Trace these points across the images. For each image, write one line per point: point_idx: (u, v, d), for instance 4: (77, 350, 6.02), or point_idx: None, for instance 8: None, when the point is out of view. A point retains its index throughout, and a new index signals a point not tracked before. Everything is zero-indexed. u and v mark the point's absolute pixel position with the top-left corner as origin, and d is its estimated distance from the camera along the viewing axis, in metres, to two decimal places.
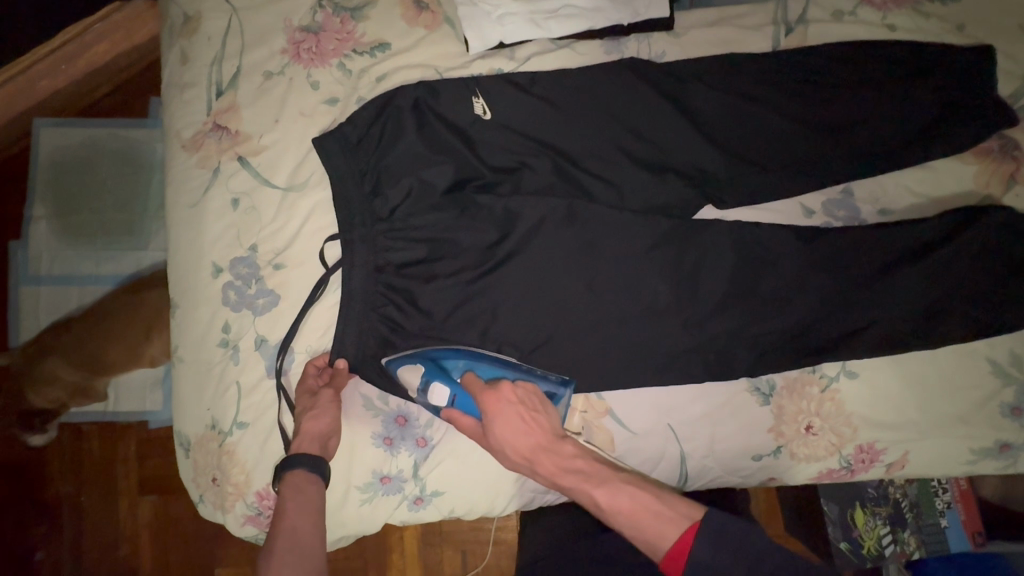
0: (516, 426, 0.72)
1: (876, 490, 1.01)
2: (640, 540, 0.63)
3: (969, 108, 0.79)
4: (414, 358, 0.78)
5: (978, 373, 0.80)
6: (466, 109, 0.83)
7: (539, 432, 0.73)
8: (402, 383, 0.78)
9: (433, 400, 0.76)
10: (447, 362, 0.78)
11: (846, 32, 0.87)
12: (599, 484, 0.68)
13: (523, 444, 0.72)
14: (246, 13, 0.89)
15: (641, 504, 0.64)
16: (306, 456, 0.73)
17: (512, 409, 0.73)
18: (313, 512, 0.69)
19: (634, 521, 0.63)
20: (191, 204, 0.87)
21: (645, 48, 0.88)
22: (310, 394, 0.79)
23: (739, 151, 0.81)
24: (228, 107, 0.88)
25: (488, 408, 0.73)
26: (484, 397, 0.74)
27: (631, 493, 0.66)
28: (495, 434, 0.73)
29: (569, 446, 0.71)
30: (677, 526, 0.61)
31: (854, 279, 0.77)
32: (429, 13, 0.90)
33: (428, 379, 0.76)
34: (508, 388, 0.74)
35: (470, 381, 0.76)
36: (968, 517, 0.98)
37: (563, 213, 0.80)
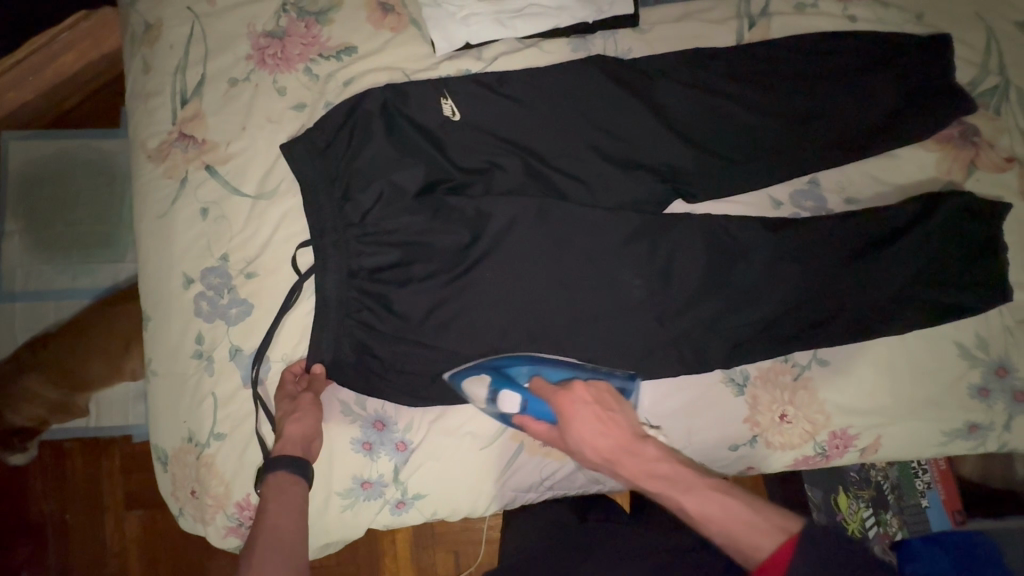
0: (593, 426, 0.72)
1: (859, 473, 1.05)
2: (727, 545, 0.61)
3: (929, 95, 0.81)
4: (477, 368, 0.80)
5: (947, 356, 0.81)
6: (434, 110, 0.83)
7: (617, 431, 0.72)
8: (466, 394, 0.81)
9: (505, 408, 0.79)
10: (512, 370, 0.80)
11: (809, 24, 0.88)
12: (683, 483, 0.66)
13: (601, 444, 0.71)
14: (209, 20, 0.88)
15: (731, 511, 0.62)
16: (284, 458, 0.71)
17: (587, 409, 0.73)
18: (294, 513, 0.67)
19: (723, 526, 0.61)
20: (160, 215, 0.85)
21: (611, 45, 0.88)
22: (287, 395, 0.78)
23: (708, 144, 0.82)
24: (193, 115, 0.87)
25: (564, 409, 0.73)
26: (556, 398, 0.74)
27: (720, 501, 0.63)
28: (572, 436, 0.73)
29: (649, 446, 0.70)
30: (773, 538, 0.58)
31: (823, 268, 0.78)
32: (395, 15, 0.89)
33: (497, 387, 0.79)
34: (580, 388, 0.74)
35: (538, 385, 0.77)
36: (948, 496, 1.00)
37: (534, 211, 0.80)
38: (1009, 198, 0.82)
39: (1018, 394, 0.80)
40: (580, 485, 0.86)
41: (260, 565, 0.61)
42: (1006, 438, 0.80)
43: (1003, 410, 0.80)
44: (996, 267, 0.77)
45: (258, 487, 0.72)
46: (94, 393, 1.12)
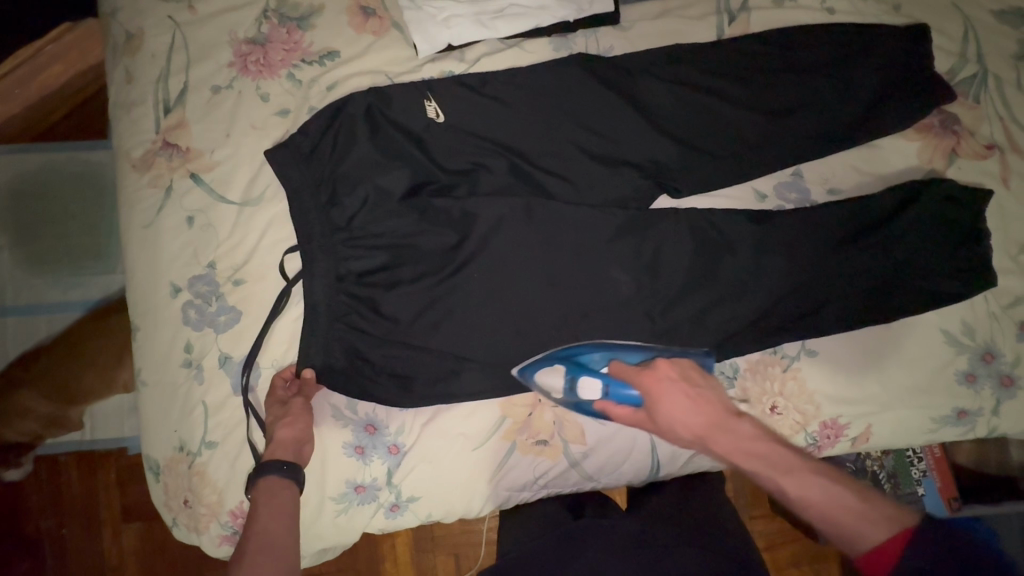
0: (684, 405, 0.69)
1: (855, 464, 1.06)
2: (832, 532, 0.60)
3: (910, 85, 0.81)
4: (551, 357, 0.77)
5: (934, 343, 0.81)
6: (418, 112, 0.83)
7: (708, 408, 0.69)
8: (540, 386, 0.78)
9: (584, 394, 0.74)
10: (586, 356, 0.77)
11: (788, 18, 0.88)
12: (786, 465, 0.64)
13: (694, 422, 0.68)
14: (190, 28, 0.88)
15: (837, 498, 0.61)
16: (275, 462, 0.71)
17: (675, 386, 0.70)
18: (286, 518, 0.67)
19: (830, 512, 0.61)
20: (145, 225, 0.85)
21: (593, 44, 0.88)
22: (277, 401, 0.79)
23: (692, 140, 0.82)
24: (177, 124, 0.87)
25: (652, 389, 0.70)
26: (643, 377, 0.71)
27: (824, 487, 0.62)
28: (662, 417, 0.70)
29: (746, 425, 0.68)
30: (886, 528, 0.58)
31: (809, 258, 0.78)
32: (376, 19, 0.89)
33: (574, 374, 0.75)
34: (665, 365, 0.72)
35: (618, 368, 0.74)
36: (944, 484, 0.99)
37: (520, 211, 0.81)
38: (991, 184, 0.82)
39: (1005, 378, 0.80)
40: (574, 482, 0.85)
41: (252, 570, 0.61)
42: (994, 423, 0.80)
43: (991, 395, 0.80)
44: (979, 253, 0.78)
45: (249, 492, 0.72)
46: (89, 405, 1.11)
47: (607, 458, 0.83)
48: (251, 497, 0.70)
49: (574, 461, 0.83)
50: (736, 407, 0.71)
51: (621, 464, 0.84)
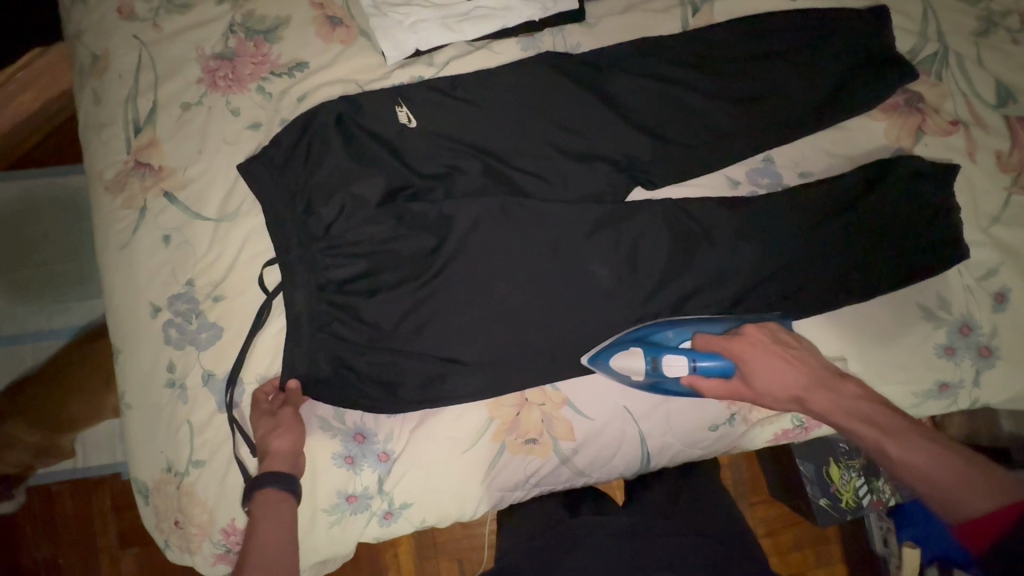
0: (777, 366, 0.76)
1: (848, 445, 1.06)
2: (935, 499, 0.63)
3: (873, 67, 0.83)
4: (624, 342, 0.79)
5: (912, 319, 0.80)
6: (390, 119, 0.83)
7: (805, 369, 0.76)
8: (613, 371, 0.80)
9: (671, 373, 0.78)
10: (663, 334, 0.80)
11: (752, 6, 0.89)
12: (889, 428, 0.69)
13: (792, 383, 0.75)
14: (156, 46, 0.88)
15: (939, 463, 0.64)
16: (271, 475, 0.70)
17: (767, 352, 0.76)
18: (284, 535, 0.66)
19: (934, 478, 0.63)
20: (122, 245, 0.85)
21: (560, 41, 0.88)
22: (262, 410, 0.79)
23: (663, 132, 0.83)
24: (148, 143, 0.86)
25: (746, 353, 0.76)
26: (734, 347, 0.77)
27: (930, 453, 0.65)
28: (758, 379, 0.76)
29: (847, 386, 0.74)
30: (996, 501, 0.59)
31: (784, 242, 0.79)
32: (344, 28, 0.89)
33: (656, 355, 0.78)
34: (754, 333, 0.77)
35: (705, 342, 0.79)
36: None
37: (497, 210, 0.82)
38: (958, 160, 0.82)
39: (983, 349, 0.80)
40: (566, 479, 0.85)
41: None
42: (975, 395, 0.80)
43: (971, 366, 0.80)
44: (947, 227, 0.79)
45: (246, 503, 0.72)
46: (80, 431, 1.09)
47: (598, 452, 0.83)
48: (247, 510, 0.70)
49: (564, 458, 0.83)
50: (836, 369, 0.77)
51: (612, 458, 0.84)
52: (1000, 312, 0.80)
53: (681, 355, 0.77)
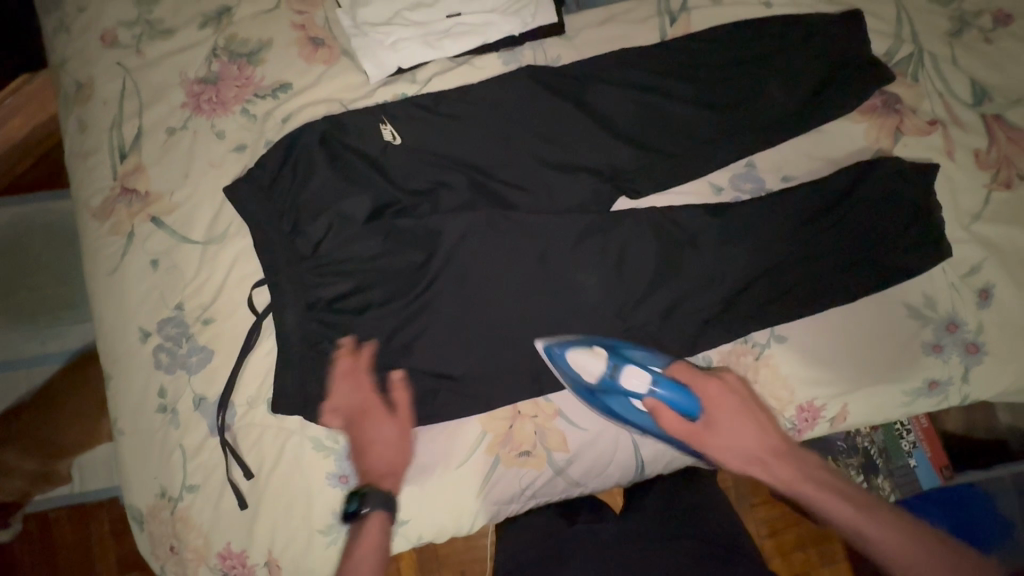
0: (745, 422, 0.78)
1: (846, 442, 1.08)
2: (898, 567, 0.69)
3: (850, 70, 0.83)
4: (591, 340, 0.79)
5: (898, 317, 0.81)
6: (375, 137, 0.84)
7: (770, 433, 0.78)
8: (569, 364, 0.78)
9: (632, 386, 0.76)
10: (631, 352, 0.77)
11: (729, 14, 0.90)
12: (852, 498, 0.74)
13: (756, 445, 0.78)
14: (140, 72, 0.88)
15: (906, 539, 0.70)
16: (378, 493, 0.75)
17: (739, 410, 0.78)
18: (375, 559, 0.71)
19: (898, 550, 0.70)
20: (110, 271, 0.85)
21: (540, 55, 0.89)
22: (355, 391, 0.79)
23: (646, 141, 0.84)
24: (134, 168, 0.86)
25: (720, 405, 0.78)
26: (709, 395, 0.78)
27: (895, 529, 0.71)
28: (724, 431, 0.78)
29: (810, 457, 0.78)
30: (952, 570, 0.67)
31: (769, 245, 0.80)
32: (326, 48, 0.90)
33: (621, 364, 0.76)
34: (730, 385, 0.78)
35: (681, 373, 0.78)
36: (934, 453, 1.03)
37: (484, 224, 0.82)
38: (937, 160, 0.83)
39: (970, 346, 0.80)
40: (562, 490, 0.84)
41: None
42: (965, 391, 0.80)
43: (959, 363, 0.80)
44: (930, 225, 0.79)
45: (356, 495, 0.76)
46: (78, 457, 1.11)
47: (592, 462, 0.83)
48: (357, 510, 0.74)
49: (559, 469, 0.83)
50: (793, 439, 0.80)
51: (606, 467, 0.84)
52: (985, 309, 0.80)
53: (648, 379, 0.75)
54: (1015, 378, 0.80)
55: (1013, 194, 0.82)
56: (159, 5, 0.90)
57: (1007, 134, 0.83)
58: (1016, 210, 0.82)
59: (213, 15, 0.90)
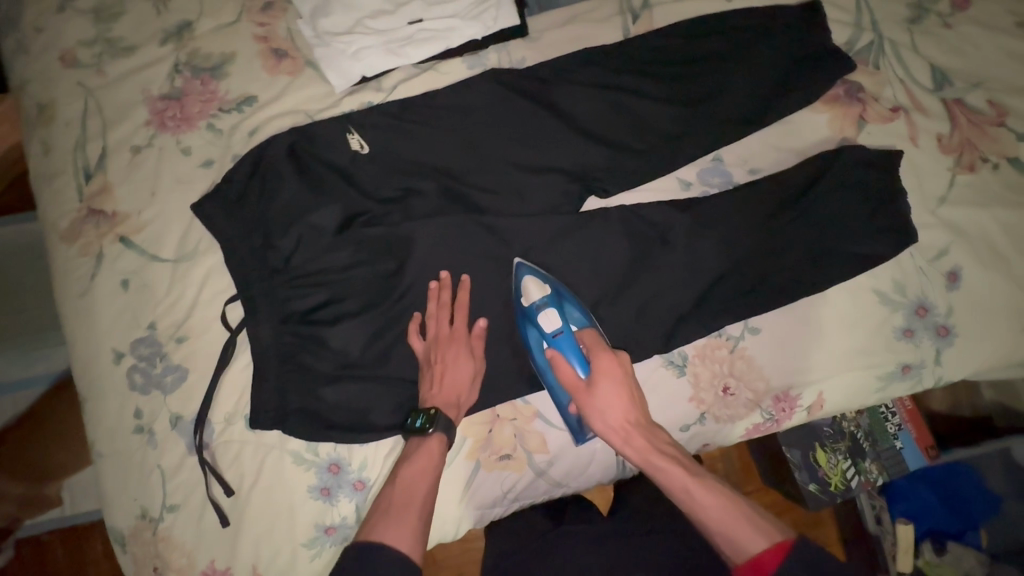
0: (618, 398, 0.73)
1: (832, 427, 1.07)
2: (724, 541, 0.65)
3: (812, 62, 0.84)
4: (546, 278, 0.79)
5: (870, 304, 0.81)
6: (342, 147, 0.84)
7: (638, 406, 0.73)
8: (519, 286, 0.79)
9: (545, 322, 0.76)
10: (569, 309, 0.78)
11: (691, 9, 0.90)
12: (699, 476, 0.69)
13: (622, 414, 0.72)
14: (102, 91, 0.87)
15: (736, 510, 0.66)
16: (445, 419, 0.73)
17: (621, 379, 0.73)
18: (424, 487, 0.70)
19: (727, 527, 0.65)
20: (80, 294, 0.84)
21: (505, 57, 0.89)
22: (464, 320, 0.79)
23: (613, 140, 0.84)
24: (100, 189, 0.86)
25: (601, 371, 0.73)
26: (599, 355, 0.74)
27: (727, 499, 0.67)
28: (595, 400, 0.73)
29: (663, 433, 0.74)
30: (772, 540, 0.64)
31: (739, 238, 0.80)
32: (290, 59, 0.89)
33: (551, 303, 0.76)
34: (622, 356, 0.75)
35: (588, 335, 0.76)
36: (920, 434, 1.05)
37: (455, 230, 0.82)
38: (901, 146, 0.84)
39: (941, 329, 0.81)
40: (544, 491, 0.84)
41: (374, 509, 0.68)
42: (938, 373, 0.81)
43: (931, 346, 0.81)
44: (896, 212, 0.80)
45: (420, 414, 0.73)
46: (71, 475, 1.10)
47: (573, 462, 0.83)
48: (418, 428, 0.72)
49: (540, 470, 0.82)
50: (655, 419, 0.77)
51: (587, 466, 0.84)
52: (954, 291, 0.81)
53: (557, 326, 0.76)
54: (986, 359, 0.81)
55: (977, 177, 0.83)
56: (118, 23, 0.89)
57: (969, 117, 0.84)
58: (981, 192, 0.83)
59: (173, 30, 0.89)
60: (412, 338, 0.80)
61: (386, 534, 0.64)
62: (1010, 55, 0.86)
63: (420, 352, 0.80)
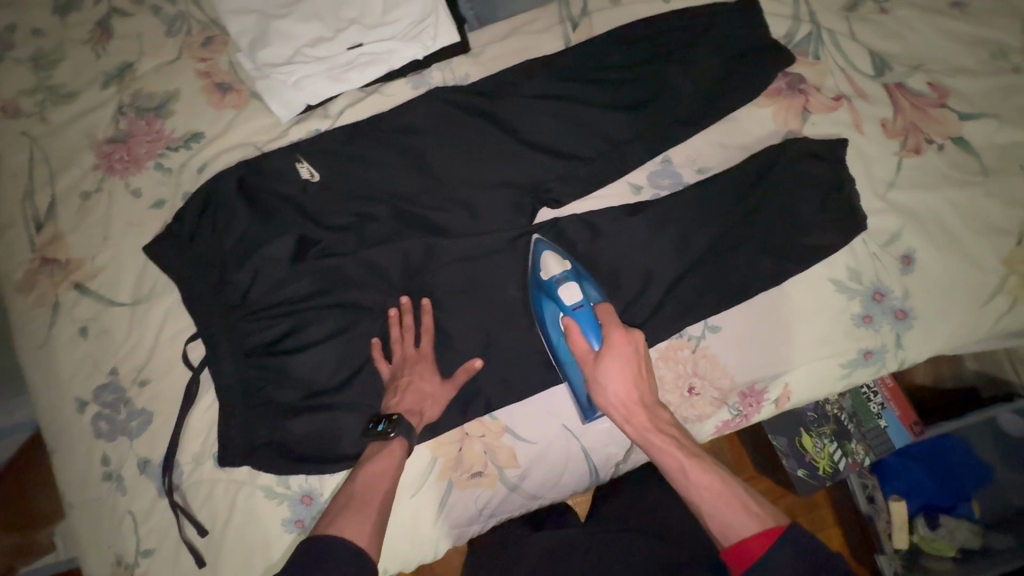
0: (628, 375, 0.70)
1: (816, 411, 1.06)
2: (713, 522, 0.65)
3: (752, 56, 0.84)
4: (564, 255, 0.80)
5: (827, 294, 0.82)
6: (293, 177, 0.83)
7: (644, 386, 0.71)
8: (538, 260, 0.79)
9: (563, 295, 0.75)
10: (588, 287, 0.77)
11: (630, 13, 0.90)
12: (697, 459, 0.69)
13: (627, 393, 0.70)
14: (47, 139, 0.87)
15: (729, 493, 0.66)
16: (407, 423, 0.73)
17: (631, 358, 0.70)
18: (383, 486, 0.69)
19: (718, 509, 0.65)
20: (38, 344, 0.83)
21: (448, 75, 0.89)
22: (430, 340, 0.80)
23: (561, 149, 0.84)
24: (52, 238, 0.85)
25: (614, 347, 0.70)
26: (614, 332, 0.71)
27: (721, 481, 0.67)
28: (604, 375, 0.71)
29: (665, 412, 0.72)
30: (761, 525, 0.64)
31: (691, 238, 0.81)
32: (234, 93, 0.88)
33: (570, 278, 0.76)
34: (636, 336, 0.71)
35: (604, 312, 0.74)
36: (902, 411, 1.05)
37: (410, 252, 0.82)
38: (845, 134, 0.84)
39: (899, 313, 0.82)
40: (520, 505, 0.84)
41: (332, 505, 0.68)
42: (900, 356, 0.82)
43: (891, 330, 0.82)
44: (845, 200, 0.80)
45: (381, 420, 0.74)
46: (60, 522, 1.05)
47: (546, 473, 0.83)
48: (378, 429, 0.73)
49: (512, 486, 0.82)
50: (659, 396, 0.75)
51: (560, 477, 0.84)
52: (909, 274, 0.82)
53: (577, 299, 0.74)
54: (945, 338, 0.82)
55: (923, 159, 0.84)
56: (58, 69, 0.88)
57: (910, 100, 0.85)
58: (928, 173, 0.83)
59: (114, 73, 0.88)
60: (378, 362, 0.80)
61: (345, 529, 0.63)
62: (945, 36, 0.88)
63: (386, 373, 0.80)
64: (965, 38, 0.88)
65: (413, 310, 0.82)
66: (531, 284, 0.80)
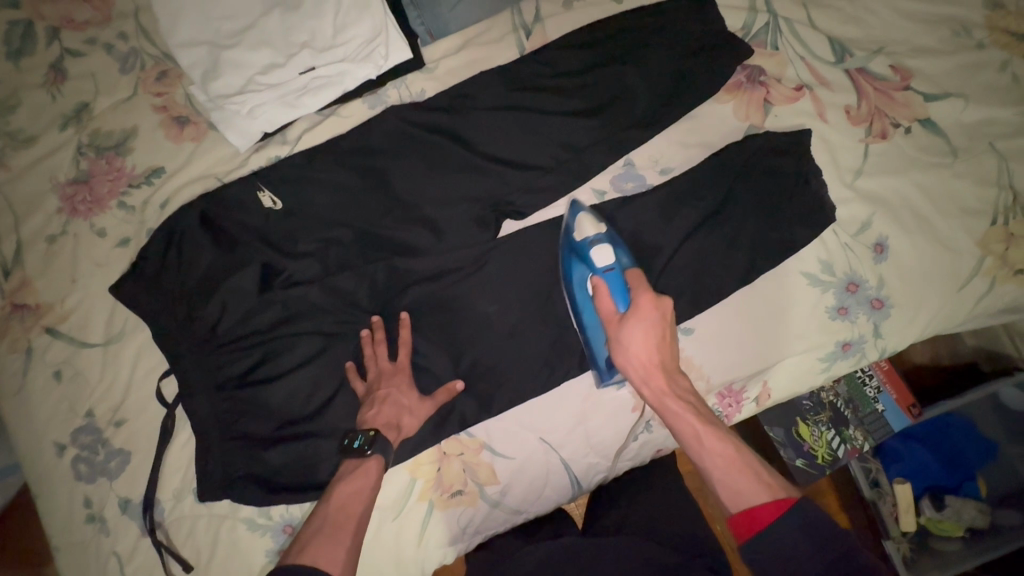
0: (651, 337, 0.69)
1: (811, 399, 1.04)
2: (723, 490, 0.63)
3: (707, 50, 0.83)
4: (601, 219, 0.79)
5: (799, 288, 0.80)
6: (254, 207, 0.82)
7: (667, 350, 0.69)
8: (573, 222, 0.78)
9: (596, 256, 0.74)
10: (620, 252, 0.76)
11: (583, 16, 0.89)
12: (712, 426, 0.66)
13: (648, 355, 0.69)
14: (9, 185, 0.87)
15: (740, 461, 0.63)
16: (383, 440, 0.72)
17: (658, 321, 0.69)
18: (357, 508, 0.69)
19: (728, 476, 0.63)
20: (13, 392, 0.83)
21: (405, 92, 0.89)
22: (407, 354, 0.80)
23: (522, 160, 0.83)
24: (20, 284, 0.85)
25: (641, 310, 0.69)
26: (643, 294, 0.70)
27: (732, 449, 0.64)
28: (627, 336, 0.69)
29: (683, 378, 0.70)
30: (773, 495, 0.61)
31: (658, 241, 0.80)
32: (192, 125, 0.88)
33: (604, 241, 0.75)
34: (666, 301, 0.70)
35: (635, 276, 0.73)
36: (899, 394, 1.00)
37: (375, 274, 0.82)
38: (809, 124, 0.83)
39: (875, 302, 0.80)
40: (504, 520, 0.83)
41: (304, 530, 0.67)
42: (879, 346, 0.80)
43: (868, 321, 0.80)
44: (813, 191, 0.79)
45: (352, 434, 0.73)
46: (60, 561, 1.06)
47: (527, 486, 0.82)
48: (349, 448, 0.72)
49: (494, 501, 0.82)
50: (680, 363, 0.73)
51: (542, 490, 0.83)
52: (882, 263, 0.80)
53: (608, 262, 0.73)
54: (925, 324, 0.80)
55: (890, 144, 0.82)
56: (15, 114, 0.88)
57: (874, 84, 0.84)
58: (897, 158, 0.82)
59: (72, 113, 0.88)
60: (353, 380, 0.80)
61: (317, 557, 0.62)
62: (906, 16, 0.86)
63: (362, 390, 0.79)
64: (925, 17, 0.86)
65: (385, 327, 0.82)
66: (563, 245, 0.80)
